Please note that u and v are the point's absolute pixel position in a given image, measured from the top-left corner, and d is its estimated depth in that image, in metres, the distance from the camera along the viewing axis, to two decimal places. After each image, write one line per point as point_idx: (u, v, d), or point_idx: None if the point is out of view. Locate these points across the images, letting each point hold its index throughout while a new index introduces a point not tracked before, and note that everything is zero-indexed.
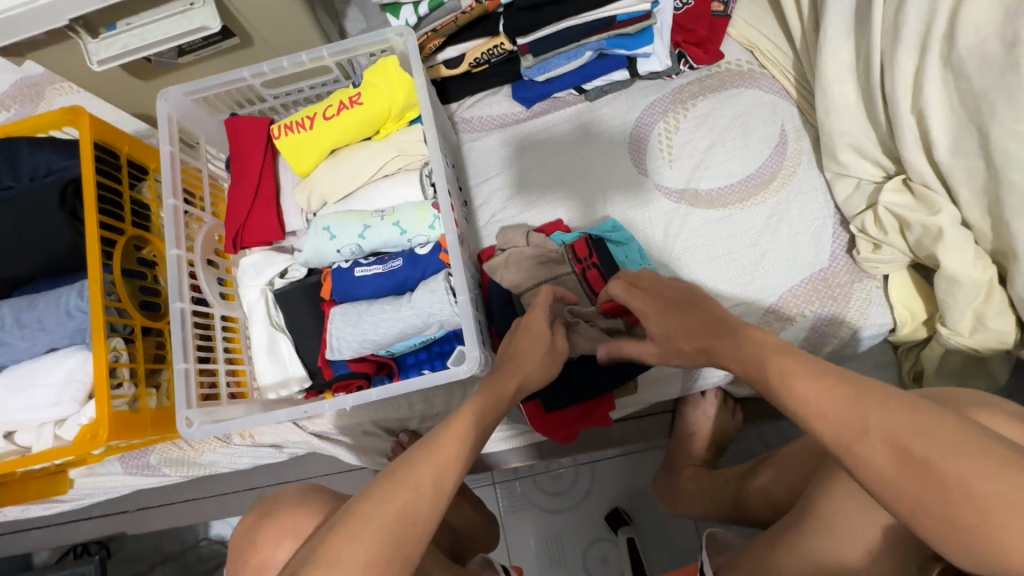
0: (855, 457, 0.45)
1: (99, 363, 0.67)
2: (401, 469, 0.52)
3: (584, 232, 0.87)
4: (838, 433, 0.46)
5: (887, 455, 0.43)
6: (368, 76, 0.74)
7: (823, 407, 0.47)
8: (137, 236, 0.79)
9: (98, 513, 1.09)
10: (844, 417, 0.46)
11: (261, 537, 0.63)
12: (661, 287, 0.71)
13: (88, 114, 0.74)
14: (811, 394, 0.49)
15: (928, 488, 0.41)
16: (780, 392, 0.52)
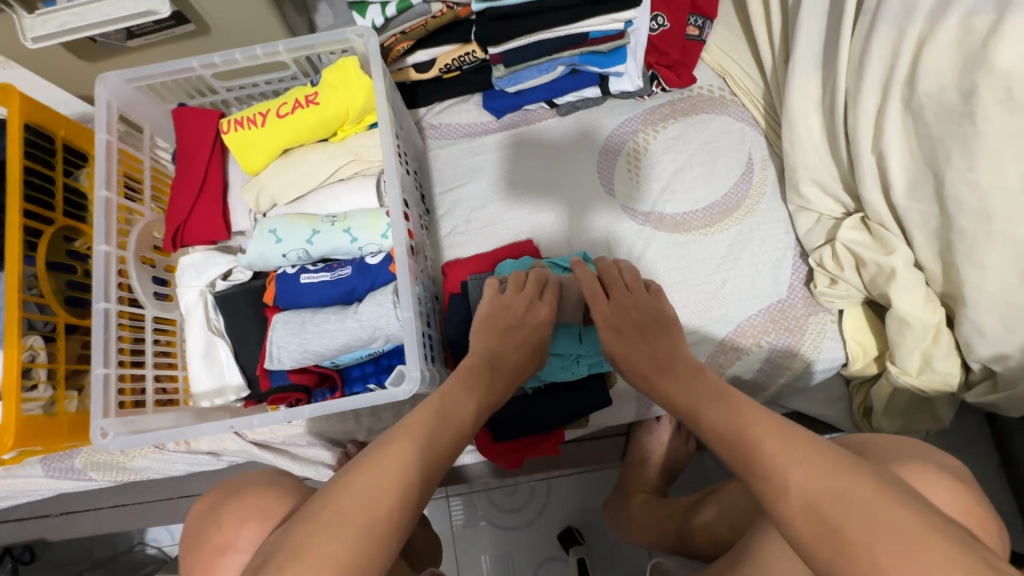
0: (783, 518, 0.44)
1: (10, 362, 0.62)
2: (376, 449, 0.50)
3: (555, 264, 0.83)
4: (774, 482, 0.45)
5: (809, 510, 0.42)
6: (327, 75, 0.71)
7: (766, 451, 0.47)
8: (68, 227, 0.74)
9: (15, 516, 1.02)
10: (774, 464, 0.46)
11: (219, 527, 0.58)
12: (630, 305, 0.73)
13: (19, 92, 0.69)
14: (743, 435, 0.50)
15: (834, 546, 0.41)
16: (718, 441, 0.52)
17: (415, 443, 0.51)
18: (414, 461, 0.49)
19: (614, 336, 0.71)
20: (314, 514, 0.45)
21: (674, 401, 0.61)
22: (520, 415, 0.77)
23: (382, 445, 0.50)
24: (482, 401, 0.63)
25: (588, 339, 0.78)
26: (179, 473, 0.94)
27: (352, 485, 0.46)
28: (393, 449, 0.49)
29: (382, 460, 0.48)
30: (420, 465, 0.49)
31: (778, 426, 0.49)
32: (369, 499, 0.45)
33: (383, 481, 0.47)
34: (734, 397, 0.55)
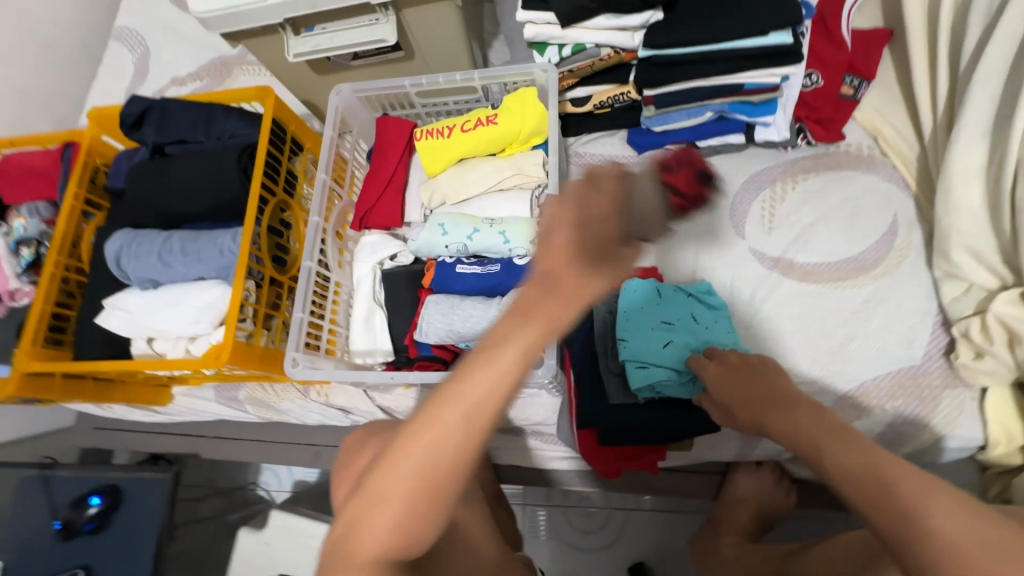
0: (916, 564, 0.45)
1: (235, 296, 0.79)
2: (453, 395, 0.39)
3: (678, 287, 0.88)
4: (911, 527, 0.46)
5: (943, 558, 0.44)
6: (508, 101, 0.84)
7: (899, 491, 0.48)
8: (283, 201, 0.93)
9: (181, 431, 1.22)
10: (911, 510, 0.46)
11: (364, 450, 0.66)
12: (733, 359, 0.72)
13: (274, 94, 0.90)
14: (870, 468, 0.50)
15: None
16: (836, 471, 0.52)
17: (512, 362, 0.38)
18: (498, 388, 0.39)
19: (718, 384, 0.71)
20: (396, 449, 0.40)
21: (791, 437, 0.58)
22: (630, 424, 0.81)
23: (461, 367, 0.39)
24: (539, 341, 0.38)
25: (703, 321, 0.83)
26: (312, 421, 1.10)
27: (427, 430, 0.39)
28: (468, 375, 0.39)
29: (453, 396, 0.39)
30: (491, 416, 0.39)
31: (905, 467, 0.49)
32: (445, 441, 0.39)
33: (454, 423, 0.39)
34: (840, 434, 0.54)
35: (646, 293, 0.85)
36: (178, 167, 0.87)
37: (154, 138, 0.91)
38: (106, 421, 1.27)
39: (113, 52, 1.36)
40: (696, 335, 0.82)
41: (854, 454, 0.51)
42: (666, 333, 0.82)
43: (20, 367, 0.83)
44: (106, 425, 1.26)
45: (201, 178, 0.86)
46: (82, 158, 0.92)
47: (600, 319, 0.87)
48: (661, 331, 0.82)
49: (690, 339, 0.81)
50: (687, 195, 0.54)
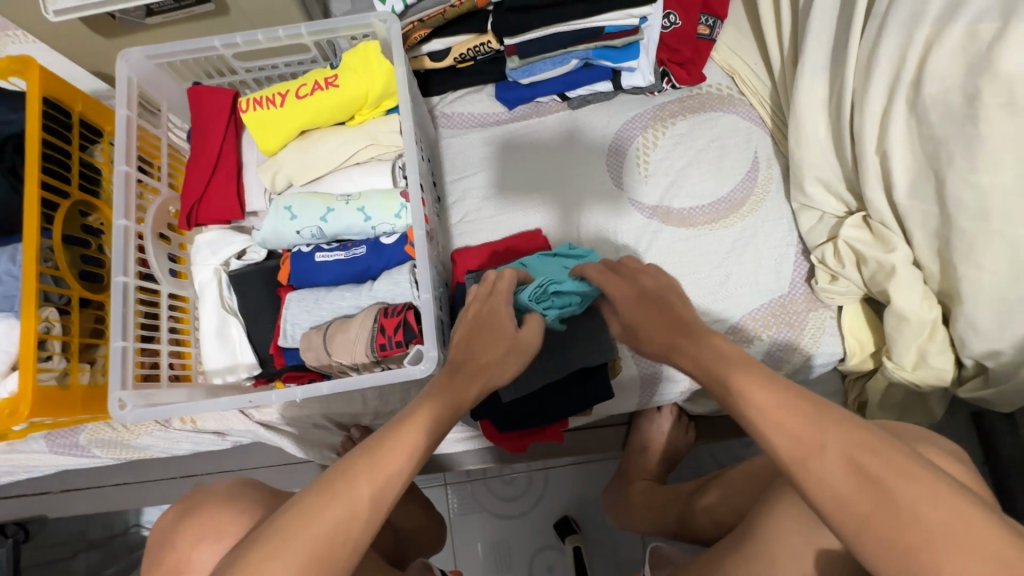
0: (813, 485, 0.42)
1: (27, 333, 0.62)
2: (349, 470, 0.48)
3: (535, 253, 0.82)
4: (806, 444, 0.43)
5: (841, 473, 0.41)
6: (346, 58, 0.72)
7: (785, 428, 0.44)
8: (84, 202, 0.75)
9: (17, 492, 1.01)
10: (803, 430, 0.43)
11: (179, 537, 0.61)
12: (636, 275, 0.66)
13: (39, 66, 0.70)
14: (770, 397, 0.46)
15: (882, 512, 0.39)
16: (737, 403, 0.48)
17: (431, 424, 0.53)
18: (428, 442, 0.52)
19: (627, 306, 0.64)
20: (285, 522, 0.45)
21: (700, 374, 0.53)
22: (529, 401, 0.76)
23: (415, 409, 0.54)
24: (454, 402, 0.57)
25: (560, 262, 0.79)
26: (183, 452, 0.95)
27: (331, 485, 0.46)
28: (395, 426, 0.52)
29: (361, 465, 0.48)
30: (389, 486, 0.48)
31: (807, 393, 0.46)
32: (338, 517, 0.45)
33: (340, 499, 0.46)
34: (734, 365, 0.51)
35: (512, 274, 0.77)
36: None
37: None
38: None
39: None
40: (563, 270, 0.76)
41: (761, 393, 0.47)
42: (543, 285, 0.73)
43: None
44: None
45: None
46: None
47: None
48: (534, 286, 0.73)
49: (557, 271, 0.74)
50: (389, 333, 0.66)
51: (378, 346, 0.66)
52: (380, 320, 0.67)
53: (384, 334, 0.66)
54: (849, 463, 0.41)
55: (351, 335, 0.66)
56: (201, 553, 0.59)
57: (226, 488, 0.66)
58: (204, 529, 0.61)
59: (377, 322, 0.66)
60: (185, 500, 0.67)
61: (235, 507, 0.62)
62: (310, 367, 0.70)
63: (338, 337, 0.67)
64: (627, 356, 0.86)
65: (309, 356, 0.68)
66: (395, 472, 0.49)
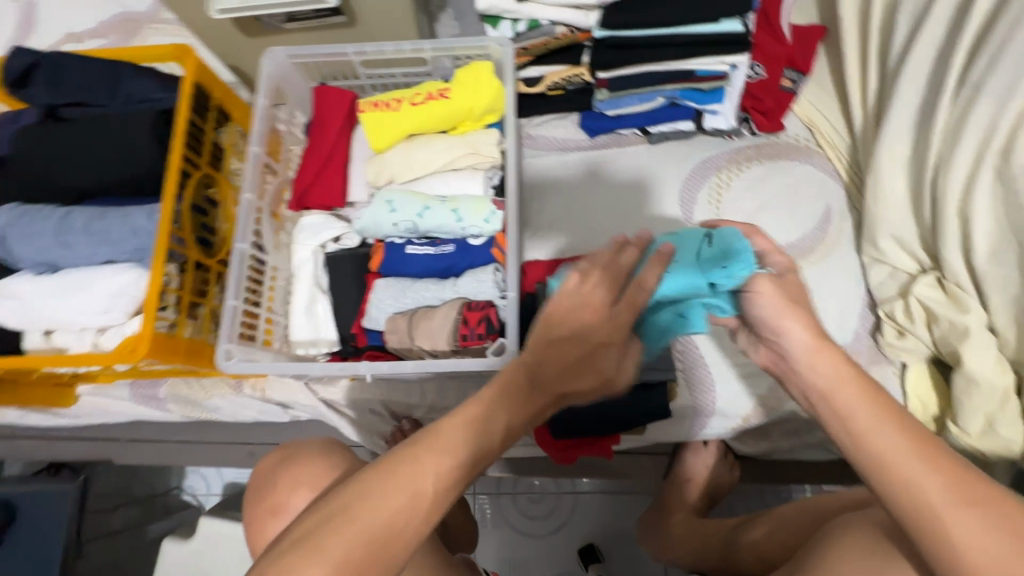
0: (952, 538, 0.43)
1: (153, 284, 0.70)
2: (415, 459, 0.48)
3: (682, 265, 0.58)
4: (954, 506, 0.44)
5: (982, 534, 0.43)
6: (459, 75, 0.80)
7: (932, 483, 0.45)
8: (210, 175, 0.83)
9: (89, 436, 1.09)
10: (946, 489, 0.44)
11: (280, 480, 0.70)
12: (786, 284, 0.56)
13: (195, 54, 0.80)
14: (911, 448, 0.46)
15: None
16: (864, 444, 0.48)
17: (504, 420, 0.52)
18: (494, 440, 0.52)
19: (779, 320, 0.54)
20: (351, 499, 0.47)
21: (854, 412, 0.49)
22: (587, 414, 0.79)
23: (486, 405, 0.52)
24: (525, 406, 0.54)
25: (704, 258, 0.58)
26: (246, 419, 1.01)
27: (397, 473, 0.47)
28: (463, 427, 0.50)
29: (427, 460, 0.48)
30: (452, 482, 0.48)
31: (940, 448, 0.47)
32: (399, 506, 0.46)
33: (399, 491, 0.47)
34: (891, 414, 0.48)
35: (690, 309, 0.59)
36: (79, 133, 0.75)
37: (46, 99, 0.79)
38: None
39: None
40: (685, 243, 0.59)
41: (903, 443, 0.47)
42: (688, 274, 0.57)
43: None
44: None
45: (107, 148, 0.75)
46: None
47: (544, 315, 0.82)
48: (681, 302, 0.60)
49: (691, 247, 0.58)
50: (472, 324, 0.71)
51: (460, 336, 0.71)
52: (461, 314, 0.71)
53: (467, 326, 0.71)
54: (991, 531, 0.43)
55: (435, 321, 0.71)
56: (296, 499, 0.67)
57: (321, 442, 0.73)
58: (302, 476, 0.69)
59: (460, 314, 0.71)
60: (285, 447, 0.75)
61: (326, 462, 0.69)
62: (389, 348, 0.76)
63: (422, 323, 0.72)
64: (681, 382, 0.89)
65: (392, 338, 0.74)
66: (457, 471, 0.49)
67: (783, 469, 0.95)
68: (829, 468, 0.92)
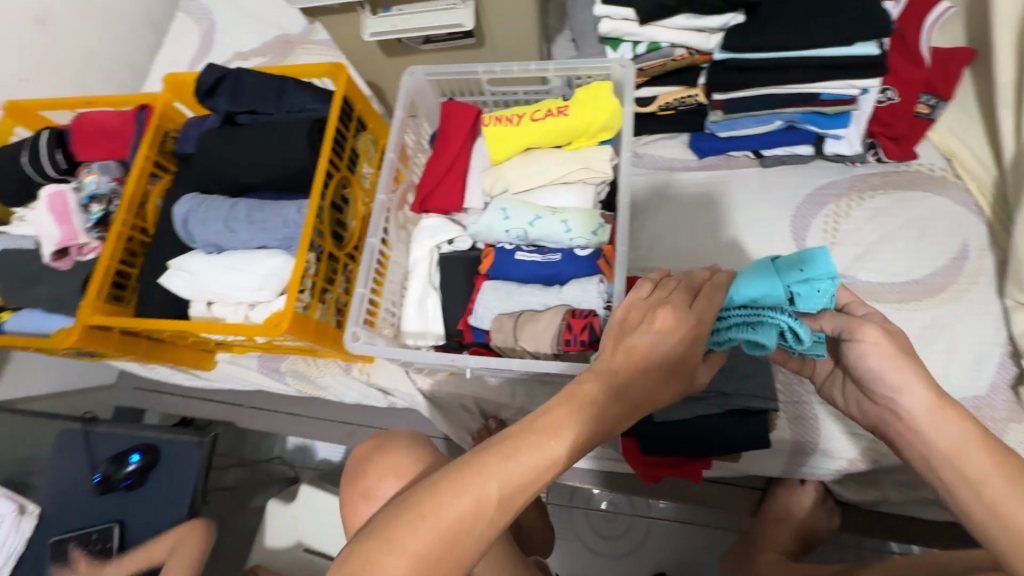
0: None
1: (297, 268, 0.80)
2: (483, 461, 0.44)
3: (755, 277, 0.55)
4: None
5: None
6: (579, 94, 0.84)
7: None
8: (346, 177, 0.93)
9: (218, 399, 1.24)
10: None
11: (372, 468, 0.73)
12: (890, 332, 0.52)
13: (347, 72, 0.91)
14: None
15: None
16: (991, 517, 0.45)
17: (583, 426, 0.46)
18: (571, 447, 0.46)
19: (881, 376, 0.51)
20: (415, 500, 0.43)
21: (986, 478, 0.46)
22: (680, 433, 0.78)
23: (560, 411, 0.47)
24: (600, 417, 0.48)
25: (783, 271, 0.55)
26: (350, 400, 1.11)
27: (463, 478, 0.43)
28: (530, 444, 0.45)
29: (490, 475, 0.43)
30: (523, 488, 0.44)
31: None
32: (463, 510, 0.42)
33: (465, 494, 0.43)
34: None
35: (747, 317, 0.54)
36: (250, 136, 0.88)
37: (226, 106, 0.93)
38: (144, 382, 1.29)
39: (180, 22, 1.36)
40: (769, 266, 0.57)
41: None
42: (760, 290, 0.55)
43: (84, 319, 0.86)
44: (146, 385, 1.28)
45: (271, 150, 0.87)
46: (156, 122, 0.95)
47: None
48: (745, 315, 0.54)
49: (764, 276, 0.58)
50: (576, 331, 0.73)
51: (563, 341, 0.74)
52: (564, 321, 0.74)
53: (569, 333, 0.73)
54: None
55: (539, 325, 0.75)
56: (387, 487, 0.70)
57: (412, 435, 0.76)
58: (395, 464, 0.71)
59: (563, 322, 0.74)
60: (377, 436, 0.78)
61: (412, 455, 0.72)
62: (492, 345, 0.80)
63: (525, 326, 0.76)
64: (783, 416, 0.85)
65: (496, 336, 0.78)
66: (527, 477, 0.44)
67: (891, 523, 0.87)
68: (948, 531, 0.84)
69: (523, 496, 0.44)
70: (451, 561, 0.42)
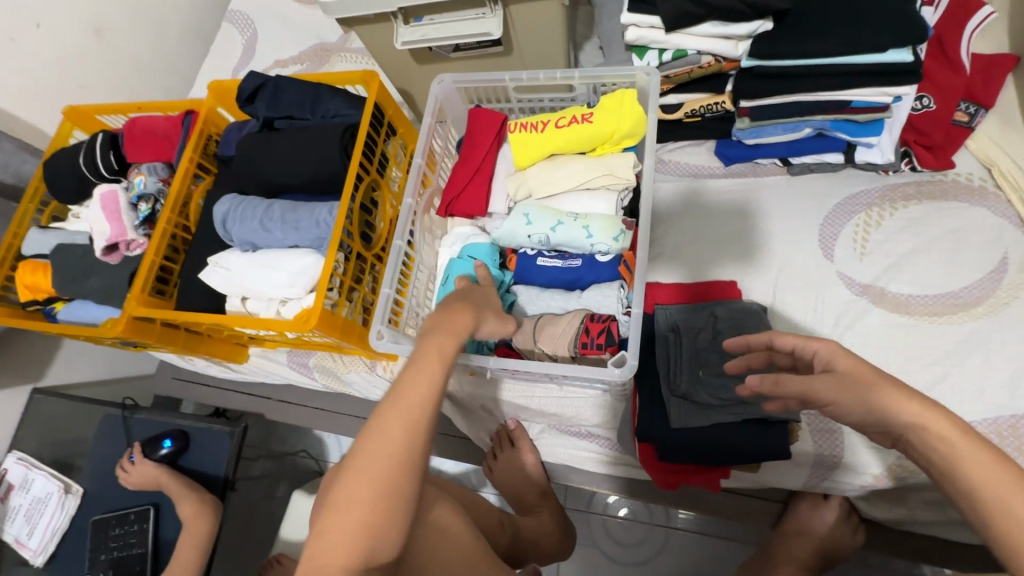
0: None
1: (327, 267, 0.83)
2: (380, 413, 0.52)
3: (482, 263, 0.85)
4: None
5: None
6: (604, 102, 0.85)
7: None
8: (376, 181, 0.96)
9: (249, 391, 1.29)
10: None
11: None
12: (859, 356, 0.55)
13: (379, 79, 0.94)
14: None
15: None
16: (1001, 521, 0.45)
17: (450, 341, 0.56)
18: (448, 353, 0.56)
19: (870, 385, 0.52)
20: (345, 470, 0.51)
21: (985, 487, 0.47)
22: (698, 442, 0.78)
23: (420, 345, 0.56)
24: (458, 334, 0.58)
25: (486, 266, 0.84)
26: (374, 397, 1.14)
27: (371, 435, 0.51)
28: (415, 372, 0.54)
29: (391, 415, 0.52)
30: (424, 405, 0.52)
31: None
32: (382, 447, 0.50)
33: (378, 437, 0.51)
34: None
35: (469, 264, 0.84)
36: (286, 141, 0.92)
37: (265, 112, 0.98)
38: (182, 373, 1.35)
39: (225, 32, 1.43)
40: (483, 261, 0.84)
41: None
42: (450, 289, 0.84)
43: (129, 311, 0.91)
44: (184, 376, 1.34)
45: (305, 154, 0.91)
46: (200, 127, 1.01)
47: (661, 336, 0.85)
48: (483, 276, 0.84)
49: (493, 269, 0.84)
50: (593, 335, 0.74)
51: (580, 344, 0.75)
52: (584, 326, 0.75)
53: (588, 336, 0.74)
54: None
55: (558, 328, 0.76)
56: None
57: None
58: None
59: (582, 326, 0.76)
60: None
61: None
62: (513, 346, 0.81)
63: (544, 327, 0.77)
64: (805, 428, 0.82)
65: (517, 339, 0.79)
66: (424, 399, 0.53)
67: (920, 543, 0.84)
68: (980, 554, 0.81)
69: (423, 411, 0.52)
70: (397, 483, 0.50)
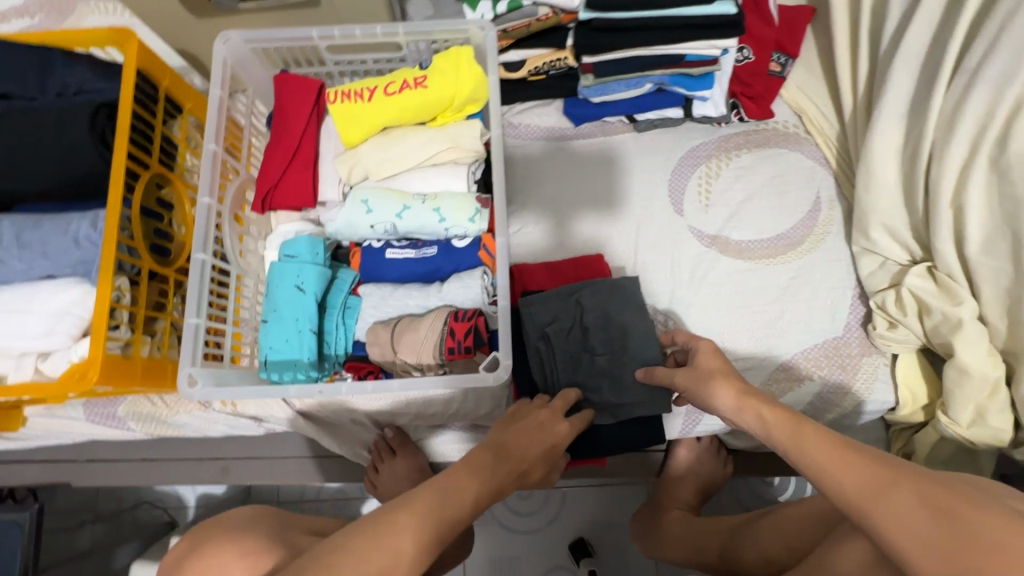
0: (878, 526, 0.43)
1: (101, 300, 0.62)
2: (381, 517, 0.46)
3: (292, 265, 0.70)
4: (872, 486, 0.44)
5: (919, 511, 0.41)
6: (437, 61, 0.73)
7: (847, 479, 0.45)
8: (161, 175, 0.74)
9: (41, 458, 1.00)
10: (859, 488, 0.44)
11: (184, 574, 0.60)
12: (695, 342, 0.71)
13: (137, 38, 0.69)
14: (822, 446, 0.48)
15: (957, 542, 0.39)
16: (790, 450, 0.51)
17: (476, 482, 0.54)
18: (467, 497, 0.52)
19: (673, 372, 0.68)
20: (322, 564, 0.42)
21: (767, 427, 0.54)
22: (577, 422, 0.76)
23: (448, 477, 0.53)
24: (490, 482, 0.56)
25: (302, 271, 0.70)
26: (216, 434, 0.95)
27: (366, 537, 0.44)
28: (429, 497, 0.49)
29: (401, 522, 0.46)
30: (428, 537, 0.46)
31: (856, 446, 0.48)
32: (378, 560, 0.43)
33: (378, 545, 0.44)
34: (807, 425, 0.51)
35: (288, 270, 0.70)
36: (5, 133, 0.66)
37: None
38: None
39: None
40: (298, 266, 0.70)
41: (815, 448, 0.49)
42: (298, 302, 0.69)
43: None
44: None
45: (39, 148, 0.66)
46: None
47: (532, 348, 0.78)
48: (301, 283, 0.70)
49: (308, 270, 0.70)
50: (460, 337, 0.66)
51: (446, 349, 0.67)
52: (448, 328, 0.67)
53: (454, 338, 0.66)
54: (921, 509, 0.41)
55: (418, 333, 0.67)
56: None
57: (241, 520, 0.66)
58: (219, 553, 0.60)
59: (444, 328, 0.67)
60: (197, 534, 0.66)
61: (243, 541, 0.61)
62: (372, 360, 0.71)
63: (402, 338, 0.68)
64: None
65: (374, 351, 0.69)
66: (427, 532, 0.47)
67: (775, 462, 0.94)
68: None
69: (431, 544, 0.46)
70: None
